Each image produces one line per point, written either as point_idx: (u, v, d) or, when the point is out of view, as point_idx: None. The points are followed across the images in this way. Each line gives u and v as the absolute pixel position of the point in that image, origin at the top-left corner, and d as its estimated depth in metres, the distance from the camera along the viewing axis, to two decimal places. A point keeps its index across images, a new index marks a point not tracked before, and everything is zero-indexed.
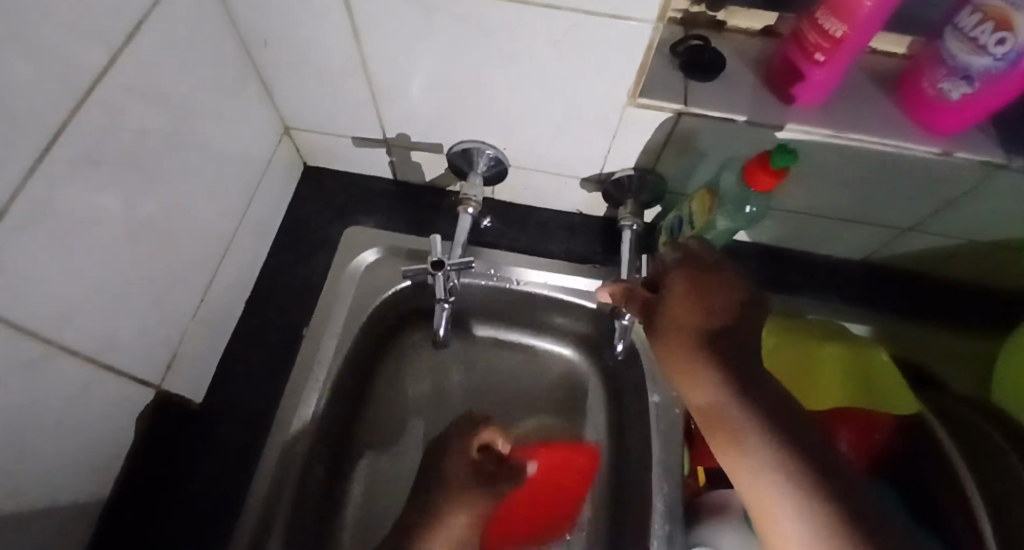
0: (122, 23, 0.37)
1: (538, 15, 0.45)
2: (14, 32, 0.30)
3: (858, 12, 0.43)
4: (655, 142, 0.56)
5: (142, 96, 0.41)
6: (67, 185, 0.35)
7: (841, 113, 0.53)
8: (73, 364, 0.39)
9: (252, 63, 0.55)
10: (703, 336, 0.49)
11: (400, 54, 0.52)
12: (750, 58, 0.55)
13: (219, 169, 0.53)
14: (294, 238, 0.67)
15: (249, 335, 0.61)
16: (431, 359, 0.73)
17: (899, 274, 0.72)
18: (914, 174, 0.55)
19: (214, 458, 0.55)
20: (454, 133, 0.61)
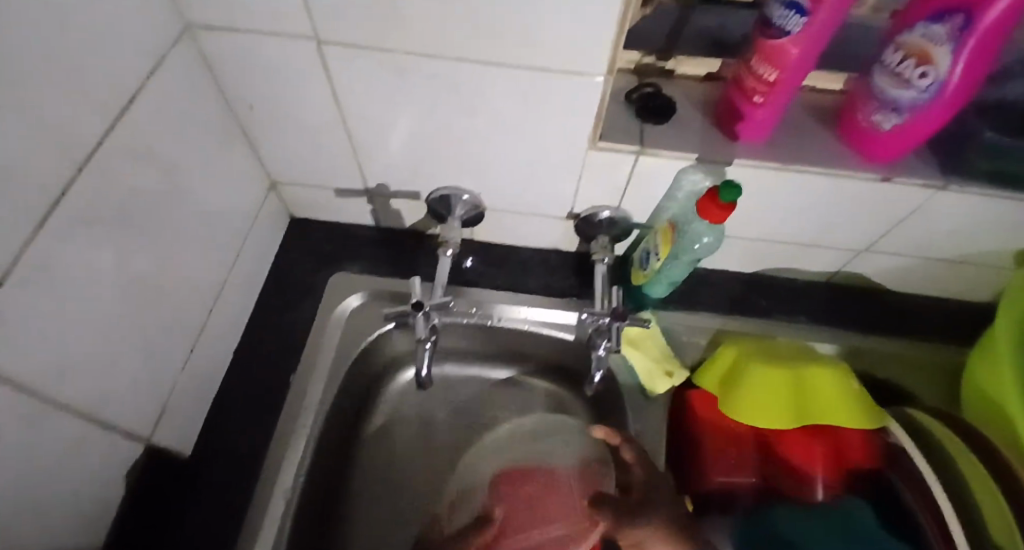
0: (116, 96, 0.41)
1: (500, 74, 0.49)
2: (22, 114, 0.33)
3: (786, 59, 0.47)
4: (619, 181, 0.60)
5: (134, 164, 0.44)
6: (64, 245, 0.38)
7: (785, 147, 0.57)
8: (68, 415, 0.42)
9: (239, 126, 0.60)
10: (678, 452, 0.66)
11: (376, 113, 0.56)
12: (699, 101, 0.60)
13: (208, 224, 0.56)
14: (281, 288, 0.69)
15: (237, 383, 0.63)
16: (419, 399, 0.75)
17: (864, 292, 0.75)
18: (861, 199, 0.59)
19: (204, 508, 0.55)
20: (431, 181, 0.65)
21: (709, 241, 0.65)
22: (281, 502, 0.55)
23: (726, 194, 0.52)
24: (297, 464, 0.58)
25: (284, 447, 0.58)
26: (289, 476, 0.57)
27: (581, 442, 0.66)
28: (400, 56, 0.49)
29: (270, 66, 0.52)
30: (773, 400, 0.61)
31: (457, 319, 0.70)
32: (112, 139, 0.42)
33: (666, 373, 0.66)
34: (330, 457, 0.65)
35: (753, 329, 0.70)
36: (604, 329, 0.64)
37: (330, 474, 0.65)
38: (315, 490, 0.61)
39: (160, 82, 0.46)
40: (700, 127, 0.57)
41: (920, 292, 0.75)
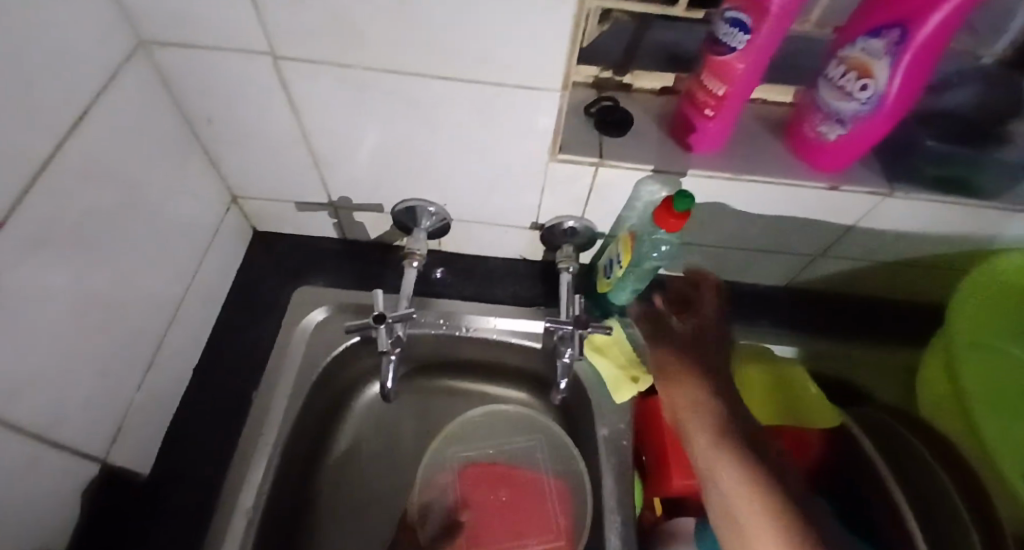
0: (69, 116, 0.41)
1: (459, 88, 0.50)
2: None
3: (732, 74, 0.49)
4: (580, 192, 0.61)
5: (87, 180, 0.44)
6: (16, 267, 0.38)
7: (739, 158, 0.59)
8: (17, 439, 0.40)
9: (198, 141, 0.59)
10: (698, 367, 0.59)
11: (338, 127, 0.56)
12: (656, 114, 0.61)
13: (166, 239, 0.55)
14: (244, 302, 0.68)
15: (197, 401, 0.61)
16: (387, 412, 0.75)
17: (822, 295, 0.77)
18: (813, 206, 0.62)
19: (163, 530, 0.54)
20: (395, 193, 0.65)
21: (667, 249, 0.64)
22: (244, 520, 0.55)
23: (679, 203, 0.53)
24: (261, 481, 0.57)
25: (247, 464, 0.57)
26: (252, 493, 0.56)
27: (546, 446, 0.72)
28: (359, 71, 0.49)
29: (230, 81, 0.52)
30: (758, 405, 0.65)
31: (426, 330, 0.70)
32: (65, 159, 0.41)
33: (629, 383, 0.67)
34: (297, 473, 0.64)
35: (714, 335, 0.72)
36: (567, 337, 0.65)
37: (297, 490, 0.64)
38: (281, 507, 0.61)
39: (114, 100, 0.46)
40: (657, 138, 0.59)
41: (873, 294, 0.77)
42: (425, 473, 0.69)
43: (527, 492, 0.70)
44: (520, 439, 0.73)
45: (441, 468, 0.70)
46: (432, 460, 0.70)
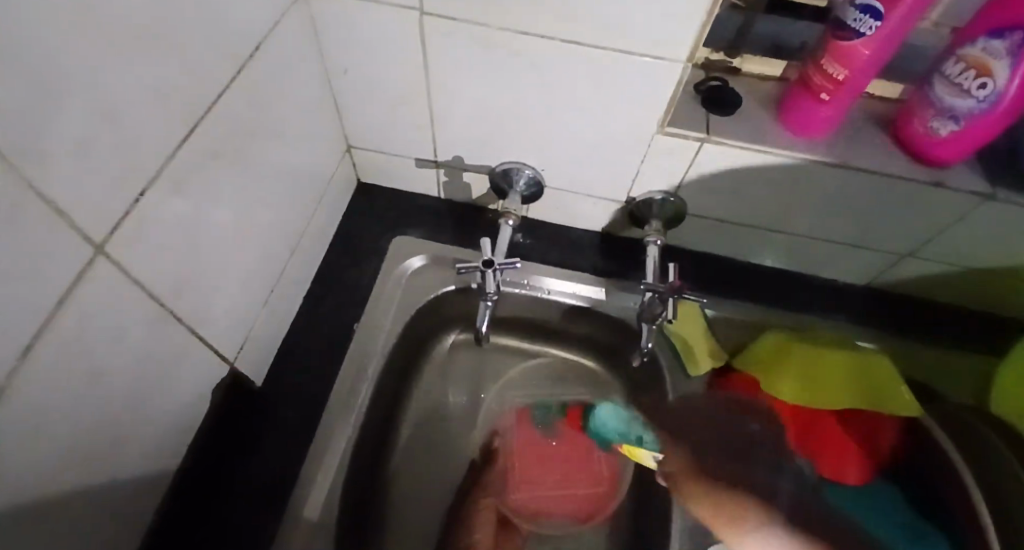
0: (241, 48, 0.46)
1: (587, 55, 0.53)
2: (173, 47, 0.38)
3: (856, 58, 0.51)
4: (680, 168, 0.64)
5: (250, 109, 0.49)
6: (191, 175, 0.43)
7: (842, 146, 0.60)
8: (177, 329, 0.46)
9: (330, 90, 0.64)
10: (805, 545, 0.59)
11: (459, 85, 0.60)
12: (763, 98, 0.63)
13: (297, 174, 0.61)
14: (347, 246, 0.73)
15: (303, 328, 0.67)
16: (468, 362, 0.80)
17: (900, 298, 0.77)
18: (912, 203, 0.62)
19: (274, 435, 0.60)
20: (499, 155, 0.69)
21: (782, 226, 0.69)
22: (343, 440, 0.60)
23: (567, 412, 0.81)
24: (358, 408, 0.63)
25: (349, 391, 0.63)
26: (350, 419, 0.62)
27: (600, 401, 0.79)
28: (494, 31, 0.53)
29: (370, 34, 0.56)
30: (821, 376, 0.66)
31: (512, 288, 0.74)
32: (235, 85, 0.46)
33: (705, 356, 0.70)
34: (384, 410, 0.69)
35: (795, 321, 0.73)
36: (658, 303, 0.66)
37: (382, 425, 0.69)
38: (369, 437, 0.66)
39: (276, 41, 0.51)
40: (763, 120, 0.61)
41: (957, 303, 0.76)
42: (487, 416, 0.79)
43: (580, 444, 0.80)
44: (571, 389, 0.80)
45: (501, 411, 0.80)
46: (491, 403, 0.80)
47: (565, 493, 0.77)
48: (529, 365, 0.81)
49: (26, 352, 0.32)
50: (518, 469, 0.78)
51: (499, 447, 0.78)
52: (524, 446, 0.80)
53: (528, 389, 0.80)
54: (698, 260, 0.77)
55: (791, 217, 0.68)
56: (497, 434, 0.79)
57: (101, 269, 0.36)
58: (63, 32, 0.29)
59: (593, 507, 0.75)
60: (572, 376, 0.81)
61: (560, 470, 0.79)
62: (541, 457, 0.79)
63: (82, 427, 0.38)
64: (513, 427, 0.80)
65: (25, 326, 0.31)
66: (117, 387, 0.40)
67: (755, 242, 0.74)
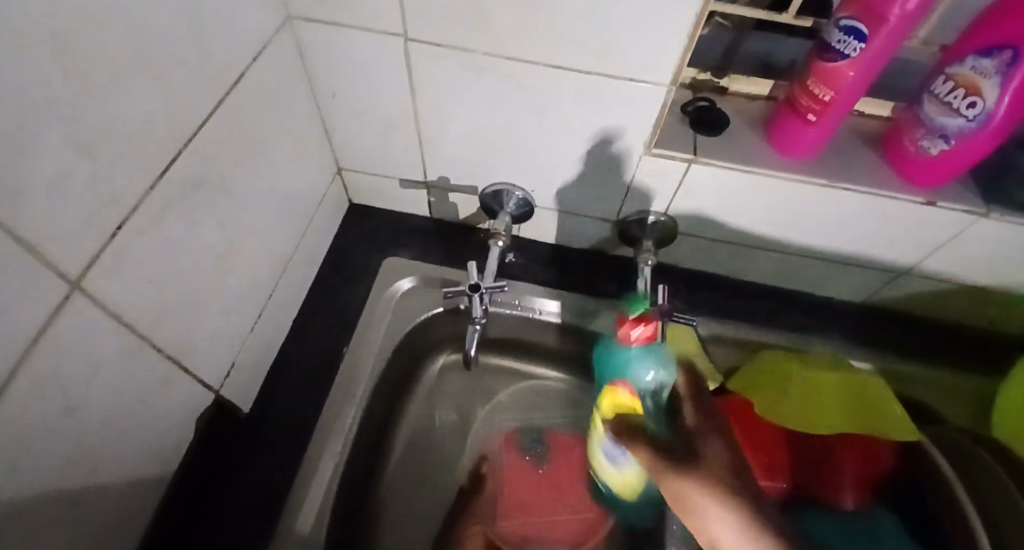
0: (226, 76, 0.46)
1: (571, 79, 0.53)
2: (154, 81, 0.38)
3: (840, 79, 0.51)
4: (669, 188, 0.63)
5: (235, 136, 0.49)
6: (174, 204, 0.43)
7: (832, 166, 0.60)
8: (159, 358, 0.46)
9: (318, 114, 0.64)
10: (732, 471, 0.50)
11: (446, 108, 0.60)
12: (751, 117, 0.63)
13: (285, 199, 0.61)
14: (337, 267, 0.73)
15: (292, 351, 0.67)
16: (460, 384, 0.79)
17: (897, 316, 0.76)
18: (905, 221, 0.61)
19: (261, 460, 0.60)
20: (488, 176, 0.68)
21: (774, 244, 0.69)
22: (330, 466, 0.60)
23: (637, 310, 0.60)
24: (346, 433, 0.62)
25: (337, 415, 0.62)
26: (337, 444, 0.61)
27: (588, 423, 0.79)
28: (479, 56, 0.53)
29: (356, 59, 0.57)
30: (826, 399, 0.65)
31: (502, 309, 0.73)
32: (219, 113, 0.46)
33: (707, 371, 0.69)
34: (373, 433, 0.68)
35: (790, 341, 0.72)
36: None
37: (372, 448, 0.68)
38: (357, 461, 0.65)
39: (262, 69, 0.51)
40: (751, 140, 0.61)
41: (956, 320, 0.75)
42: (475, 440, 0.78)
43: (572, 468, 0.77)
44: (558, 410, 0.80)
45: (489, 435, 0.79)
46: (479, 429, 0.79)
47: (556, 520, 0.74)
48: (518, 389, 0.80)
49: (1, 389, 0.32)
50: (508, 495, 0.75)
51: (487, 471, 0.76)
52: (513, 470, 0.77)
53: (518, 412, 0.80)
54: (690, 278, 0.76)
55: (782, 236, 0.67)
56: (485, 458, 0.77)
57: (78, 303, 0.36)
58: (39, 73, 0.29)
59: (586, 532, 0.72)
60: (562, 398, 0.80)
61: (551, 496, 0.76)
62: (532, 481, 0.76)
63: (59, 459, 0.38)
64: (502, 451, 0.78)
65: None
66: (95, 418, 0.40)
67: (747, 261, 0.73)
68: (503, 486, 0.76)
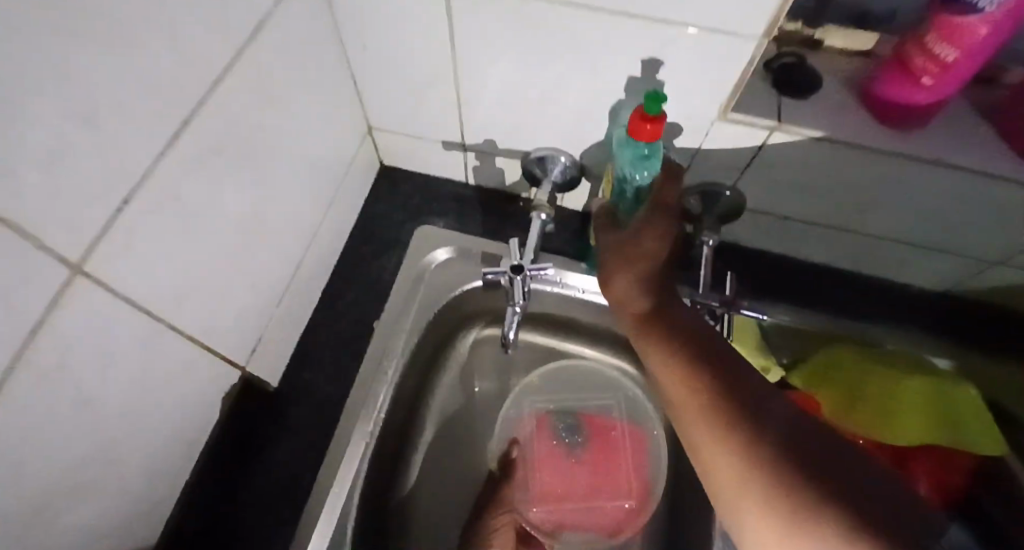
0: (244, 23, 0.40)
1: (640, 29, 0.45)
2: (162, 32, 0.32)
3: (970, 37, 0.42)
4: (740, 159, 0.56)
5: (254, 93, 0.43)
6: (186, 173, 0.38)
7: (941, 138, 0.51)
8: (178, 342, 0.42)
9: (348, 67, 0.58)
10: (640, 285, 0.51)
11: (491, 62, 0.53)
12: (846, 78, 0.54)
13: (310, 164, 0.55)
14: (367, 236, 0.69)
15: (322, 325, 0.63)
16: (495, 361, 0.75)
17: (987, 309, 0.68)
18: (1021, 207, 0.52)
19: (290, 440, 0.57)
20: (534, 140, 0.61)
21: (854, 226, 0.61)
22: (358, 449, 0.56)
23: (650, 107, 0.46)
24: (375, 415, 0.58)
25: (365, 395, 0.58)
26: (366, 426, 0.57)
27: (624, 404, 0.75)
28: (533, 2, 0.45)
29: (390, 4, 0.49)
30: (892, 407, 0.59)
31: (543, 286, 0.67)
32: (236, 68, 0.40)
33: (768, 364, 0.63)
34: (403, 411, 0.65)
35: (859, 333, 0.65)
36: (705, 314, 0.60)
37: (401, 428, 0.65)
38: (387, 441, 0.62)
39: (284, 15, 0.44)
40: (845, 106, 0.52)
41: None
42: (505, 425, 0.73)
43: (609, 452, 0.73)
44: (599, 392, 0.75)
45: (520, 419, 0.73)
46: (509, 412, 0.73)
47: (591, 506, 0.70)
48: (551, 368, 0.75)
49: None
50: (542, 481, 0.71)
51: (518, 457, 0.71)
52: (545, 458, 0.72)
53: (551, 393, 0.75)
54: (751, 259, 0.69)
55: (865, 217, 0.59)
56: (516, 443, 0.72)
57: (82, 289, 0.32)
58: (16, 21, 0.24)
59: (624, 522, 0.69)
60: (597, 378, 0.75)
61: (586, 481, 0.72)
62: (566, 466, 0.72)
63: (68, 455, 0.35)
64: (534, 435, 0.73)
65: None
66: (107, 409, 0.37)
67: (819, 242, 0.65)
68: (535, 473, 0.71)
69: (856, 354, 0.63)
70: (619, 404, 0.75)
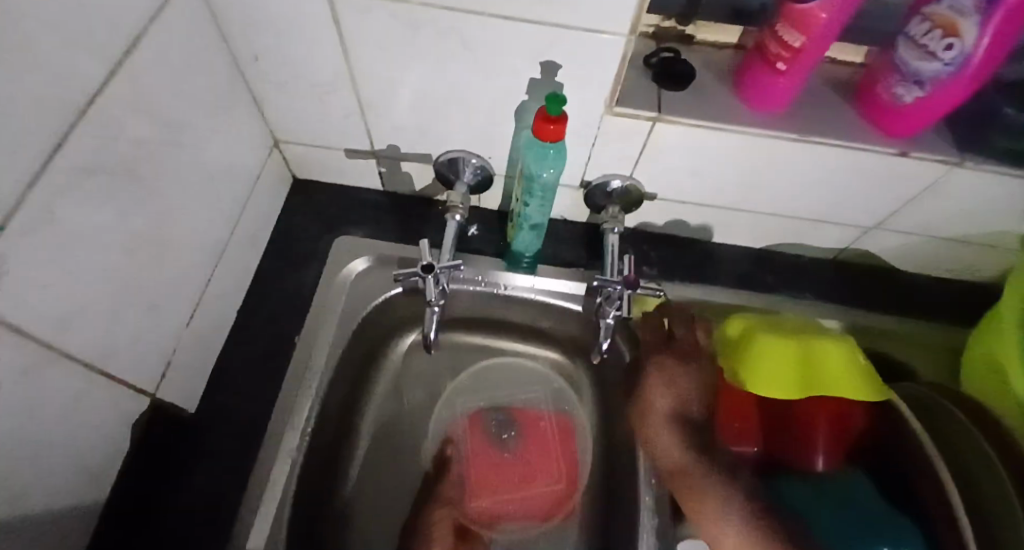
0: (120, 41, 0.40)
1: (519, 30, 0.47)
2: (25, 48, 0.32)
3: (813, 24, 0.47)
4: (633, 150, 0.59)
5: (137, 110, 0.43)
6: (66, 195, 0.37)
7: (803, 119, 0.56)
8: (72, 368, 0.41)
9: (244, 81, 0.58)
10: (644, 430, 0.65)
11: (385, 69, 0.54)
12: (719, 69, 0.59)
13: (210, 180, 0.55)
14: (284, 251, 0.68)
15: (240, 344, 0.62)
16: (426, 365, 0.76)
17: (870, 271, 0.75)
18: (878, 174, 0.59)
19: (209, 462, 0.56)
20: (440, 144, 0.63)
21: (744, 206, 0.66)
22: (286, 462, 0.56)
23: (551, 109, 0.49)
24: (303, 429, 0.58)
25: (291, 408, 0.58)
26: (295, 439, 0.57)
27: (553, 398, 0.77)
28: (415, 8, 0.47)
29: (279, 16, 0.50)
30: (790, 364, 0.61)
31: (465, 287, 0.69)
32: (114, 85, 0.40)
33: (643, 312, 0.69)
34: (335, 422, 0.65)
35: (761, 303, 0.70)
36: (615, 297, 0.63)
37: (334, 440, 0.65)
38: (318, 454, 0.62)
39: (165, 30, 0.44)
40: (720, 94, 0.57)
41: (925, 274, 0.75)
42: (438, 424, 0.74)
43: (540, 443, 0.75)
44: (527, 387, 0.77)
45: (453, 419, 0.75)
46: (441, 413, 0.75)
47: (528, 494, 0.72)
48: (480, 366, 0.77)
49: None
50: (477, 473, 0.73)
51: (453, 455, 0.73)
52: (479, 453, 0.74)
53: (482, 392, 0.77)
54: (659, 244, 0.74)
55: (752, 196, 0.64)
56: (450, 442, 0.74)
57: None
58: None
59: (557, 507, 0.71)
60: (526, 373, 0.78)
61: (519, 472, 0.74)
62: (501, 461, 0.74)
63: None
64: (466, 433, 0.75)
65: None
66: None
67: (719, 223, 0.70)
68: (469, 468, 0.73)
69: (753, 319, 0.66)
70: (547, 397, 0.77)
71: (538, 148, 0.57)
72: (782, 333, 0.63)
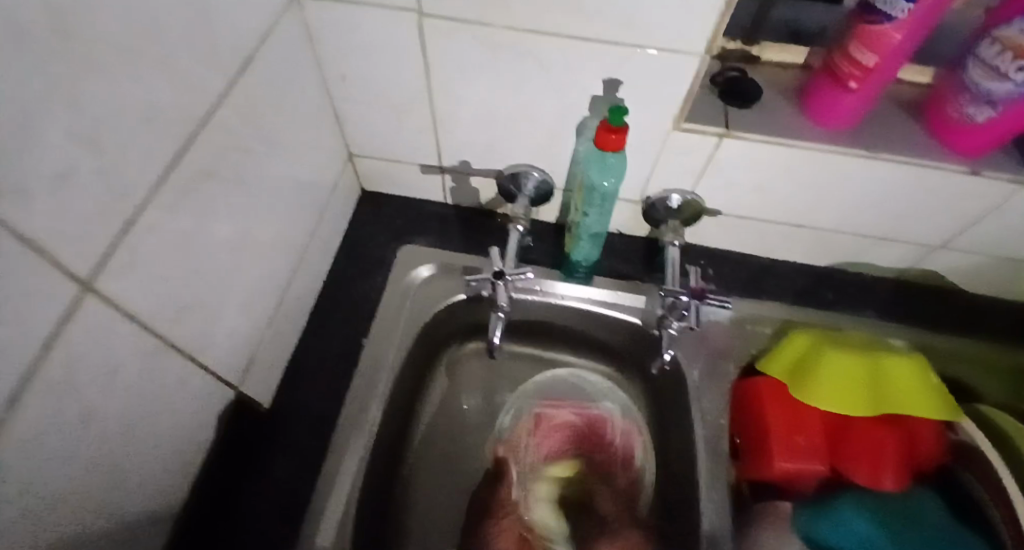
0: (233, 59, 0.43)
1: (595, 51, 0.50)
2: (158, 59, 0.35)
3: (886, 43, 0.48)
4: (696, 165, 0.61)
5: (247, 123, 0.47)
6: (184, 198, 0.41)
7: (870, 137, 0.57)
8: (175, 359, 0.44)
9: (329, 98, 0.62)
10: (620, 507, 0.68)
11: (460, 87, 0.57)
12: (784, 88, 0.60)
13: (295, 190, 0.58)
14: (353, 258, 0.72)
15: (311, 345, 0.66)
16: (483, 370, 0.78)
17: (932, 290, 0.74)
18: (946, 192, 0.59)
19: (284, 458, 0.59)
20: (507, 158, 0.66)
21: (804, 224, 0.67)
22: (355, 460, 0.58)
23: (613, 120, 0.51)
24: (371, 427, 0.60)
25: (360, 408, 0.61)
26: (362, 438, 0.59)
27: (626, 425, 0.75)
28: (497, 30, 0.50)
29: (367, 38, 0.54)
30: (849, 382, 0.61)
31: (525, 295, 0.70)
32: (228, 101, 0.44)
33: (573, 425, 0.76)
34: (397, 424, 0.67)
35: (822, 318, 0.70)
36: (679, 307, 0.65)
37: (396, 442, 0.67)
38: (382, 456, 0.63)
39: (271, 50, 0.48)
40: (785, 112, 0.58)
41: (993, 295, 0.74)
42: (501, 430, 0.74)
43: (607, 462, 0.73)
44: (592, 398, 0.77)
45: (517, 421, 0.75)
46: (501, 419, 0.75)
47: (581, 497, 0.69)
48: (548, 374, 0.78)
49: (5, 409, 0.29)
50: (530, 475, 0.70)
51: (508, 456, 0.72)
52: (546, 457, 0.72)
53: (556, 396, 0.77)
54: (714, 259, 0.74)
55: (812, 213, 0.65)
56: (503, 441, 0.73)
57: (90, 306, 0.34)
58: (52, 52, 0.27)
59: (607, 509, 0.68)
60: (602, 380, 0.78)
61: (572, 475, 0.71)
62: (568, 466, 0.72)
63: (72, 470, 0.36)
64: (530, 435, 0.74)
65: (15, 366, 0.29)
66: (110, 425, 0.38)
67: (778, 240, 0.71)
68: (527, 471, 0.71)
69: (813, 332, 0.66)
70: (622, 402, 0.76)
71: (597, 160, 0.60)
72: (841, 349, 0.63)
